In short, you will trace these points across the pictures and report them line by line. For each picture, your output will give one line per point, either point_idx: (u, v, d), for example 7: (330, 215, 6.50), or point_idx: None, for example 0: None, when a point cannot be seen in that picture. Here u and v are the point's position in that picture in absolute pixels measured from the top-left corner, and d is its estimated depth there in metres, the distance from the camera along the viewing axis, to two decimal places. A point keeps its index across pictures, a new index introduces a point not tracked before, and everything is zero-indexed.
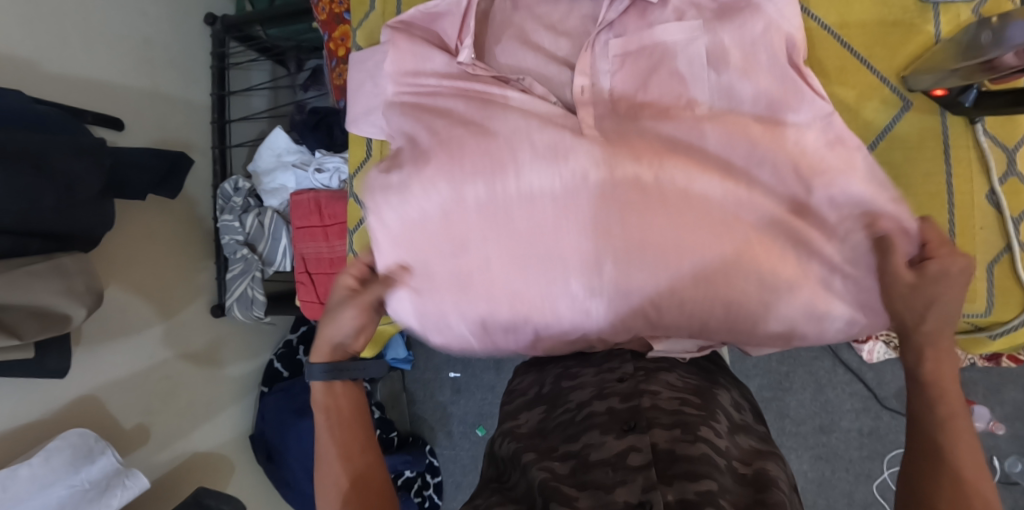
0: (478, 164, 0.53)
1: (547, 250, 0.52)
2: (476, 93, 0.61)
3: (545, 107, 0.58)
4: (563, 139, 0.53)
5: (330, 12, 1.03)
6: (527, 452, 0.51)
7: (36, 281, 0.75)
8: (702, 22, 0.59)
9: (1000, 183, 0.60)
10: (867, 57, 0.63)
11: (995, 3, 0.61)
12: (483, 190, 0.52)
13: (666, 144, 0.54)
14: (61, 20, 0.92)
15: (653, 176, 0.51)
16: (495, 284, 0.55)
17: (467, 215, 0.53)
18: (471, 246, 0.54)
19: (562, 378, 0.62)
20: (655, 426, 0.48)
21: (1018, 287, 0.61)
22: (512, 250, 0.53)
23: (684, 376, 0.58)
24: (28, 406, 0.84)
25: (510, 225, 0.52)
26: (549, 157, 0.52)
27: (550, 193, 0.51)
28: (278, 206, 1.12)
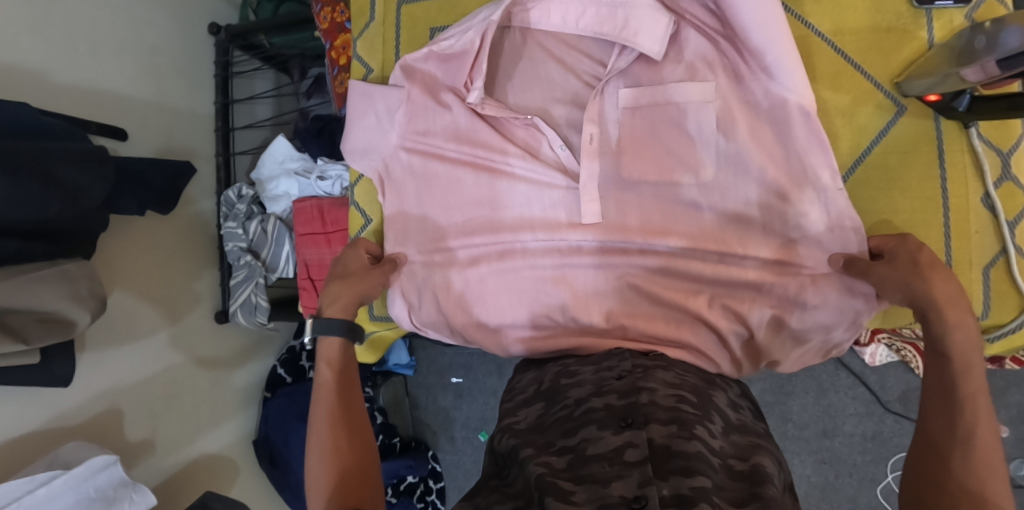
0: (492, 249, 0.75)
1: (555, 299, 0.72)
2: (483, 159, 0.75)
3: (546, 176, 0.73)
4: (558, 222, 0.72)
5: (332, 22, 1.04)
6: (526, 447, 0.51)
7: (41, 286, 0.76)
8: (714, 85, 0.65)
9: (995, 187, 0.60)
10: (860, 63, 0.63)
11: (989, 7, 0.61)
12: (504, 266, 0.74)
13: (661, 212, 0.70)
14: (68, 31, 0.94)
15: (640, 248, 0.70)
16: (515, 319, 0.74)
17: (490, 268, 0.75)
18: (496, 286, 0.74)
19: (561, 375, 0.62)
20: (653, 422, 0.48)
21: (1015, 290, 0.61)
22: (523, 292, 0.73)
23: (683, 373, 0.59)
24: (32, 413, 0.85)
25: (528, 287, 0.73)
26: (549, 236, 0.72)
27: (549, 260, 0.73)
28: (282, 212, 1.13)
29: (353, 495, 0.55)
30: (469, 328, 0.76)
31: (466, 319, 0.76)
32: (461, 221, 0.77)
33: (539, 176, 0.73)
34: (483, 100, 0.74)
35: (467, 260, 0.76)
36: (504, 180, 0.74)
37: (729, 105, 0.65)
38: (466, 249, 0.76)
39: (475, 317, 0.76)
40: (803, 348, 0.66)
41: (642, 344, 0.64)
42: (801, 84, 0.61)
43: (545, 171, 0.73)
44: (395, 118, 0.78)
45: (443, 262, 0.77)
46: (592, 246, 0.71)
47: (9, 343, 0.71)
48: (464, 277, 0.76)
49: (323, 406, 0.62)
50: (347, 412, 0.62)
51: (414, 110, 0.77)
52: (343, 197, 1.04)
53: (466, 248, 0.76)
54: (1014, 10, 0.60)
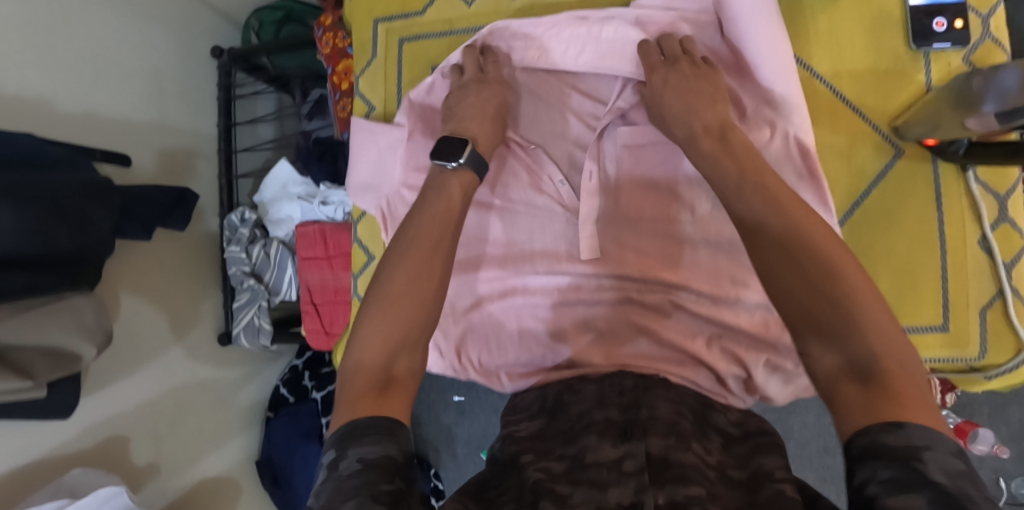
0: (495, 286, 0.75)
1: (555, 333, 0.72)
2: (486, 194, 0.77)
3: (547, 210, 0.75)
4: (559, 257, 0.74)
5: (334, 47, 1.04)
6: (525, 453, 0.51)
7: (48, 318, 0.78)
8: None
9: (991, 229, 0.61)
10: (859, 106, 0.64)
11: (987, 52, 0.61)
12: (505, 300, 0.75)
13: (660, 251, 0.71)
14: (73, 59, 0.95)
15: (636, 284, 0.71)
16: (515, 355, 0.73)
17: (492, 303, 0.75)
18: (499, 322, 0.75)
19: (565, 391, 0.62)
20: (652, 434, 0.49)
21: (1010, 332, 0.61)
22: (525, 330, 0.73)
23: (684, 393, 0.59)
24: (39, 442, 0.86)
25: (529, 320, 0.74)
26: (549, 273, 0.74)
27: (551, 297, 0.74)
28: (284, 236, 1.15)
29: (382, 396, 0.49)
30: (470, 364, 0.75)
31: (470, 356, 0.76)
32: (462, 257, 0.76)
33: (540, 214, 0.75)
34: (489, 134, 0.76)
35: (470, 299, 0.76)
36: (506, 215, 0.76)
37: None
38: (467, 285, 0.76)
39: (475, 353, 0.75)
40: (794, 388, 0.67)
41: (643, 367, 0.64)
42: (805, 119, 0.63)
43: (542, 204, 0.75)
44: (397, 154, 0.78)
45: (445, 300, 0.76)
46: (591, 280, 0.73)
47: (15, 379, 0.72)
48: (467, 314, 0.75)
49: (404, 266, 0.56)
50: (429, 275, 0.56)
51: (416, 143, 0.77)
52: (346, 223, 1.05)
53: (467, 284, 0.76)
54: (1011, 56, 0.61)
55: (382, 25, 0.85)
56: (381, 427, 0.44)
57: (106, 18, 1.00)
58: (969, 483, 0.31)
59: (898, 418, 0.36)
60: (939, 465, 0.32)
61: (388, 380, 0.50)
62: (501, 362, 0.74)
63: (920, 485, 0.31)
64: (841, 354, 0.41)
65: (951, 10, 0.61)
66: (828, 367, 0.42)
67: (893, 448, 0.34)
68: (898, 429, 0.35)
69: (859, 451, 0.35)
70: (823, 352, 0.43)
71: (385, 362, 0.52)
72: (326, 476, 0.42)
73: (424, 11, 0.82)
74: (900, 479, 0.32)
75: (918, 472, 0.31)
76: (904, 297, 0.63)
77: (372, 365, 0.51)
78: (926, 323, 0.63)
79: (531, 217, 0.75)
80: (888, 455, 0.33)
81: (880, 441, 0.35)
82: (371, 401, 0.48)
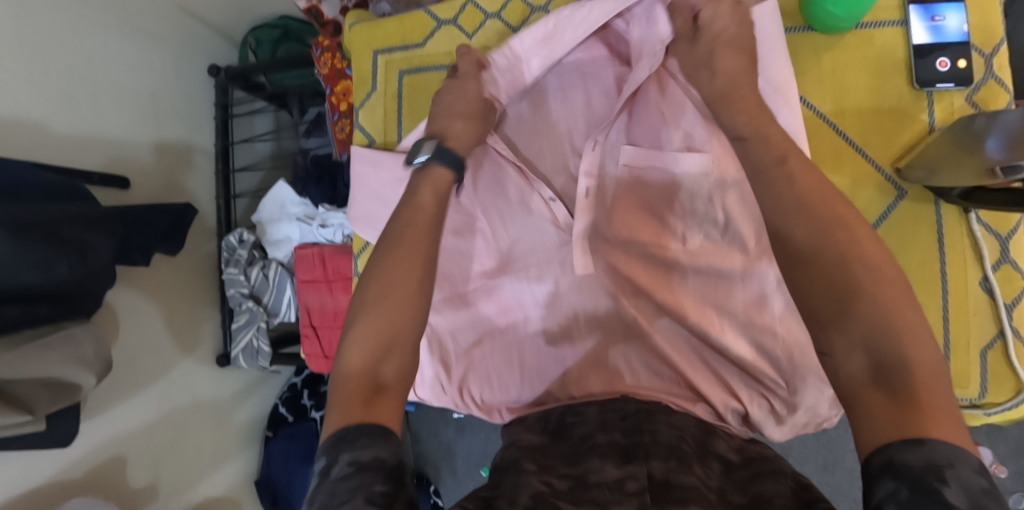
0: (495, 320, 0.76)
1: (555, 367, 0.72)
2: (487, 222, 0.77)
3: (545, 240, 0.76)
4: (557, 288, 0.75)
5: (332, 69, 0.97)
6: (527, 461, 0.51)
7: (46, 352, 0.77)
8: (710, 156, 0.68)
9: (993, 270, 0.64)
10: (862, 145, 0.66)
11: (989, 92, 0.64)
12: (506, 331, 0.76)
13: (653, 277, 0.71)
14: (69, 82, 0.94)
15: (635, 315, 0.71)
16: (516, 389, 0.73)
17: (492, 336, 0.76)
18: (499, 355, 0.75)
19: (567, 414, 0.62)
20: (653, 458, 0.48)
21: (1010, 372, 0.64)
22: (527, 367, 0.73)
23: (684, 418, 0.59)
24: (38, 469, 0.85)
25: (528, 354, 0.74)
26: (549, 307, 0.75)
27: (552, 329, 0.75)
28: (283, 258, 1.14)
29: (373, 401, 0.47)
30: (473, 396, 0.75)
31: (471, 392, 0.75)
32: (463, 292, 0.76)
33: (539, 248, 0.76)
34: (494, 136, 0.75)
35: (472, 334, 0.77)
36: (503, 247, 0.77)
37: (724, 176, 0.68)
38: (466, 321, 0.77)
39: (475, 386, 0.75)
40: (801, 427, 0.64)
41: (646, 394, 0.64)
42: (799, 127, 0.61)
43: (539, 233, 0.76)
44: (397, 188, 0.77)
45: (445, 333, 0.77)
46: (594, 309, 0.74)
47: (15, 413, 0.71)
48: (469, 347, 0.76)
49: (390, 262, 0.54)
50: (421, 266, 0.55)
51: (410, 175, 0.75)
52: (345, 245, 1.04)
53: (465, 318, 0.76)
54: (1013, 98, 0.63)
55: (382, 57, 0.85)
56: (374, 432, 0.43)
57: (103, 39, 0.99)
58: (992, 505, 0.29)
59: (920, 432, 0.33)
60: (960, 482, 0.30)
61: (378, 386, 0.48)
62: (502, 396, 0.74)
63: (936, 504, 0.29)
64: (869, 357, 0.38)
65: (954, 50, 0.64)
66: (852, 371, 0.38)
67: (914, 468, 0.31)
68: (917, 445, 0.32)
69: (876, 467, 0.33)
70: (847, 354, 0.39)
71: (375, 365, 0.50)
72: (319, 482, 0.41)
73: (426, 43, 0.84)
74: (920, 501, 0.29)
75: (934, 494, 0.29)
76: None
77: (359, 369, 0.49)
78: None
79: (529, 250, 0.76)
80: (911, 466, 0.31)
81: (900, 460, 0.32)
82: (360, 407, 0.46)
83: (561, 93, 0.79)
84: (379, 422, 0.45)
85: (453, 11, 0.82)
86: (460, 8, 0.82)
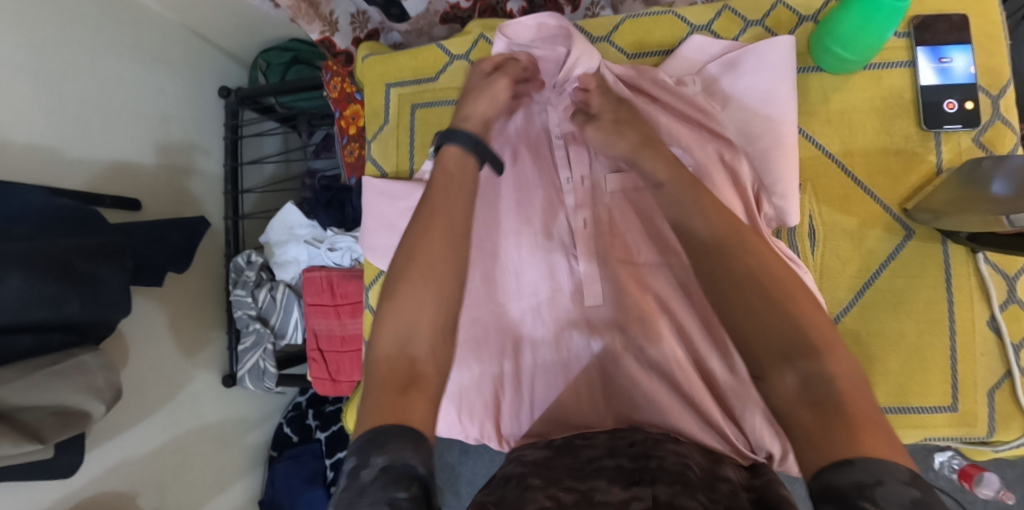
0: (500, 348, 0.76)
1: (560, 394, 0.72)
2: (492, 243, 0.76)
3: (546, 262, 0.76)
4: (565, 323, 0.75)
5: (341, 93, 0.97)
6: (533, 477, 0.51)
7: (59, 381, 0.77)
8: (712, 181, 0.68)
9: (1000, 309, 0.64)
10: (870, 187, 0.68)
11: (996, 132, 0.65)
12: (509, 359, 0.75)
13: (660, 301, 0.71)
14: (84, 108, 0.95)
15: (638, 348, 0.70)
16: (523, 416, 0.73)
17: (496, 366, 0.75)
18: (504, 385, 0.75)
19: (575, 436, 0.62)
20: (659, 482, 0.48)
21: (1019, 411, 0.64)
22: (534, 400, 0.73)
23: (692, 448, 0.58)
24: (45, 490, 0.86)
25: (531, 382, 0.74)
26: (554, 344, 0.75)
27: (556, 361, 0.74)
28: (290, 280, 1.15)
29: (404, 391, 0.47)
30: (480, 425, 0.75)
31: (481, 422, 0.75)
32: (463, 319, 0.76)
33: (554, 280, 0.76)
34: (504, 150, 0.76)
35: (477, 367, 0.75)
36: (511, 271, 0.76)
37: None
38: (476, 353, 0.75)
39: (484, 416, 0.75)
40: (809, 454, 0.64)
41: (657, 425, 0.63)
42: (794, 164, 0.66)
43: (551, 262, 0.76)
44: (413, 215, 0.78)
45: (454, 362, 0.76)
46: (601, 346, 0.73)
47: (26, 441, 0.71)
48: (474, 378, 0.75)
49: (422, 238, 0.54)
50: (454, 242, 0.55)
51: None
52: (351, 269, 1.06)
53: (465, 350, 0.75)
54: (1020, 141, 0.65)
55: (394, 90, 0.87)
56: (408, 434, 0.43)
57: (117, 64, 1.01)
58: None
59: (851, 452, 0.35)
60: (890, 499, 0.31)
61: (412, 376, 0.49)
62: (511, 427, 0.74)
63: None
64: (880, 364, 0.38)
65: (960, 92, 0.66)
66: (783, 394, 0.41)
67: (841, 489, 0.33)
68: (847, 466, 0.34)
69: (813, 493, 0.34)
70: (779, 374, 0.42)
71: (406, 353, 0.50)
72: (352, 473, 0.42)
73: (437, 77, 0.85)
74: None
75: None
76: (913, 378, 0.66)
77: (392, 354, 0.50)
78: (936, 403, 0.66)
79: (540, 272, 0.76)
80: (840, 485, 0.33)
81: (832, 483, 0.33)
82: (391, 396, 0.47)
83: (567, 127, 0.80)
84: (410, 425, 0.44)
85: (465, 46, 0.84)
86: (472, 44, 0.83)
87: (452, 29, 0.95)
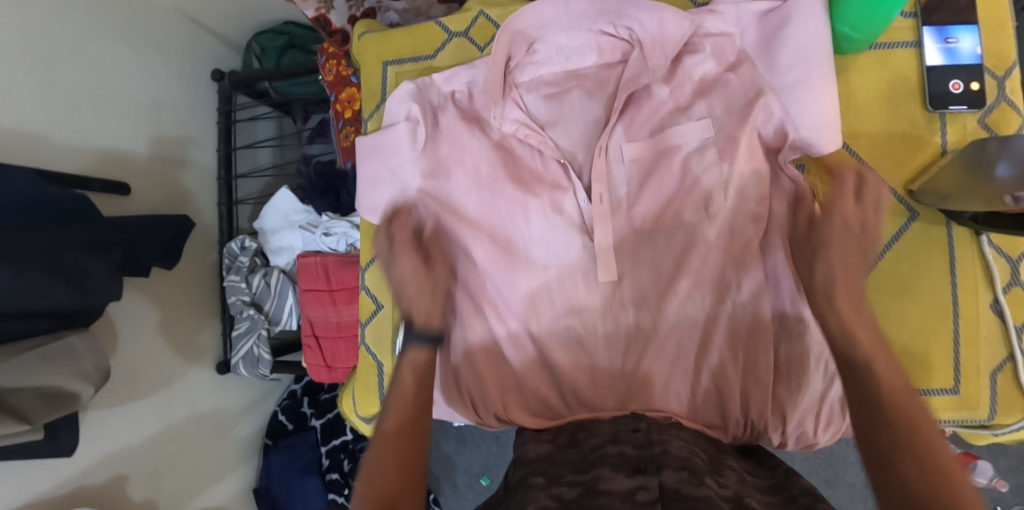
0: (506, 317, 0.72)
1: (573, 376, 0.68)
2: (503, 215, 0.71)
3: (563, 235, 0.69)
4: (578, 292, 0.68)
5: (337, 77, 0.95)
6: (535, 476, 0.50)
7: (47, 365, 0.75)
8: (726, 150, 0.64)
9: (1003, 292, 0.64)
10: (875, 167, 0.67)
11: (1001, 115, 0.65)
12: (515, 332, 0.72)
13: (676, 257, 0.66)
14: (74, 89, 0.93)
15: (651, 323, 0.66)
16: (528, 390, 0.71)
17: (500, 336, 0.72)
18: (511, 358, 0.72)
19: (579, 431, 0.61)
20: (665, 468, 0.47)
21: (1021, 397, 0.63)
22: (540, 369, 0.71)
23: (695, 433, 0.58)
24: (36, 481, 0.83)
25: (536, 355, 0.71)
26: (567, 310, 0.69)
27: (570, 335, 0.69)
28: (285, 265, 1.13)
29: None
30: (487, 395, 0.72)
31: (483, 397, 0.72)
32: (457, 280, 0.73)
33: (559, 255, 0.69)
34: (517, 124, 0.70)
35: (476, 335, 0.73)
36: (520, 240, 0.70)
37: (743, 183, 0.63)
38: (481, 318, 0.73)
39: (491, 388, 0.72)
40: (825, 419, 0.65)
41: (660, 413, 0.62)
42: (827, 122, 0.61)
43: (561, 239, 0.69)
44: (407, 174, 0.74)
45: (459, 326, 0.74)
46: (613, 323, 0.68)
47: (13, 423, 0.69)
48: (475, 346, 0.73)
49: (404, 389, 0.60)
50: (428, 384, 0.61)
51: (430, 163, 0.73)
52: (348, 255, 1.04)
53: (467, 306, 0.73)
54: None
55: (392, 68, 0.85)
56: None
57: (107, 46, 0.98)
58: None
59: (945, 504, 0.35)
60: None
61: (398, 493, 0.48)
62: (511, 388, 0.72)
63: None
64: None
65: (967, 73, 0.65)
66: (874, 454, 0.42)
67: None
68: None
69: None
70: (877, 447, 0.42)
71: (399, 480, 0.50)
72: None
73: (436, 55, 0.83)
74: None
75: None
76: (917, 363, 0.66)
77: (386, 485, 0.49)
78: (936, 386, 0.65)
79: (552, 243, 0.69)
80: None
81: None
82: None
83: (580, 90, 0.72)
84: None
85: (464, 24, 0.82)
86: (471, 21, 0.82)
87: (451, 8, 0.93)
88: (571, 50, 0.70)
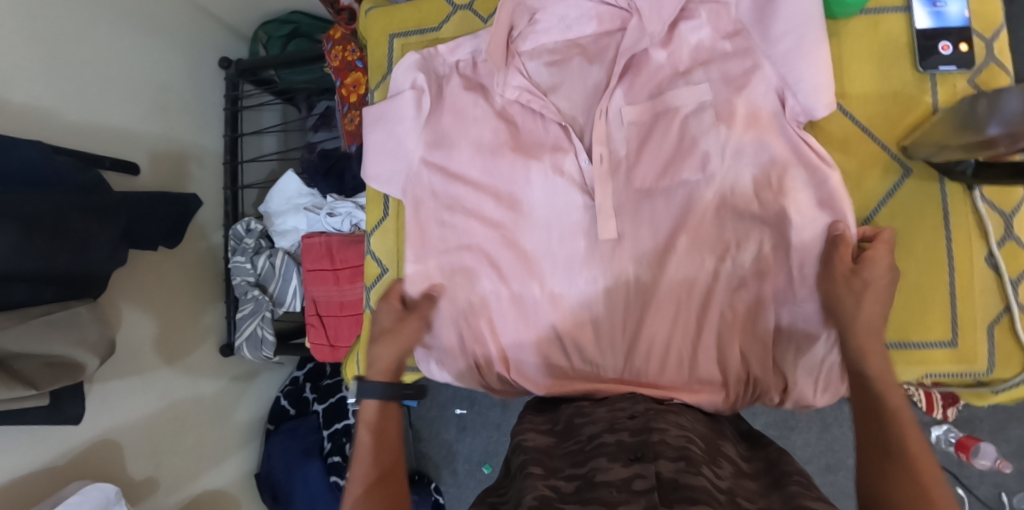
0: (508, 280, 0.73)
1: (574, 331, 0.70)
2: (504, 179, 0.73)
3: (565, 194, 0.70)
4: (578, 254, 0.70)
5: (343, 59, 0.97)
6: (533, 465, 0.49)
7: (52, 331, 0.76)
8: (723, 109, 0.65)
9: (997, 247, 0.65)
10: (868, 127, 0.69)
11: (990, 74, 0.67)
12: (517, 293, 0.73)
13: (675, 217, 0.67)
14: (84, 70, 0.95)
15: (649, 281, 0.68)
16: (530, 348, 0.73)
17: (502, 299, 0.73)
18: (513, 319, 0.73)
19: (575, 416, 0.60)
20: (661, 457, 0.45)
21: (1017, 349, 0.65)
22: (540, 326, 0.72)
23: (695, 419, 0.57)
24: (39, 451, 0.83)
25: (538, 316, 0.72)
26: (567, 269, 0.71)
27: (571, 293, 0.71)
28: (289, 247, 1.15)
29: None
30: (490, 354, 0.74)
31: (486, 355, 0.74)
32: (460, 243, 0.75)
33: (560, 215, 0.71)
34: (519, 89, 0.73)
35: (477, 297, 0.74)
36: (522, 202, 0.72)
37: (741, 142, 0.64)
38: (483, 281, 0.74)
39: (493, 347, 0.74)
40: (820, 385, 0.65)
41: (656, 392, 0.62)
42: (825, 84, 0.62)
43: (562, 196, 0.71)
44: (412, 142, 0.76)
45: (461, 288, 0.75)
46: (611, 281, 0.69)
47: (18, 387, 0.70)
48: (477, 309, 0.74)
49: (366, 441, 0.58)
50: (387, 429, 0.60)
51: (435, 130, 0.76)
52: (351, 234, 1.06)
53: (472, 266, 0.74)
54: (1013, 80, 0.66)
55: (398, 41, 0.88)
56: None
57: (117, 30, 1.01)
58: None
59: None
60: None
61: None
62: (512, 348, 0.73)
63: None
64: None
65: (956, 35, 0.67)
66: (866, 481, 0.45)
67: None
68: None
69: None
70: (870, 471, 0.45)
71: None
72: None
73: (441, 27, 0.86)
74: None
75: None
76: (912, 317, 0.67)
77: None
78: (934, 338, 0.67)
79: (552, 204, 0.71)
80: None
81: None
82: None
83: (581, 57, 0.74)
84: None
85: None
86: None
87: None
88: (569, 20, 0.73)
